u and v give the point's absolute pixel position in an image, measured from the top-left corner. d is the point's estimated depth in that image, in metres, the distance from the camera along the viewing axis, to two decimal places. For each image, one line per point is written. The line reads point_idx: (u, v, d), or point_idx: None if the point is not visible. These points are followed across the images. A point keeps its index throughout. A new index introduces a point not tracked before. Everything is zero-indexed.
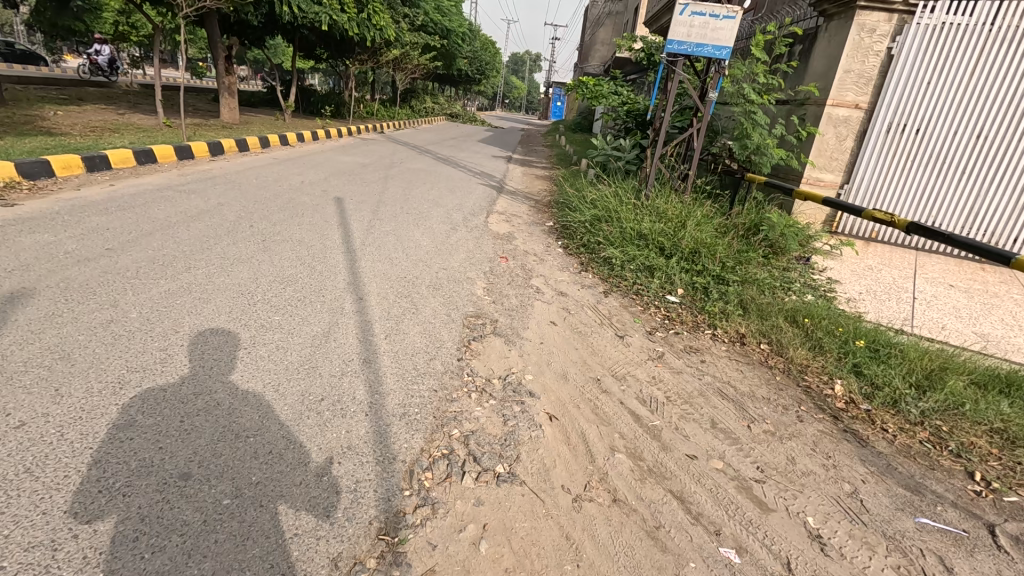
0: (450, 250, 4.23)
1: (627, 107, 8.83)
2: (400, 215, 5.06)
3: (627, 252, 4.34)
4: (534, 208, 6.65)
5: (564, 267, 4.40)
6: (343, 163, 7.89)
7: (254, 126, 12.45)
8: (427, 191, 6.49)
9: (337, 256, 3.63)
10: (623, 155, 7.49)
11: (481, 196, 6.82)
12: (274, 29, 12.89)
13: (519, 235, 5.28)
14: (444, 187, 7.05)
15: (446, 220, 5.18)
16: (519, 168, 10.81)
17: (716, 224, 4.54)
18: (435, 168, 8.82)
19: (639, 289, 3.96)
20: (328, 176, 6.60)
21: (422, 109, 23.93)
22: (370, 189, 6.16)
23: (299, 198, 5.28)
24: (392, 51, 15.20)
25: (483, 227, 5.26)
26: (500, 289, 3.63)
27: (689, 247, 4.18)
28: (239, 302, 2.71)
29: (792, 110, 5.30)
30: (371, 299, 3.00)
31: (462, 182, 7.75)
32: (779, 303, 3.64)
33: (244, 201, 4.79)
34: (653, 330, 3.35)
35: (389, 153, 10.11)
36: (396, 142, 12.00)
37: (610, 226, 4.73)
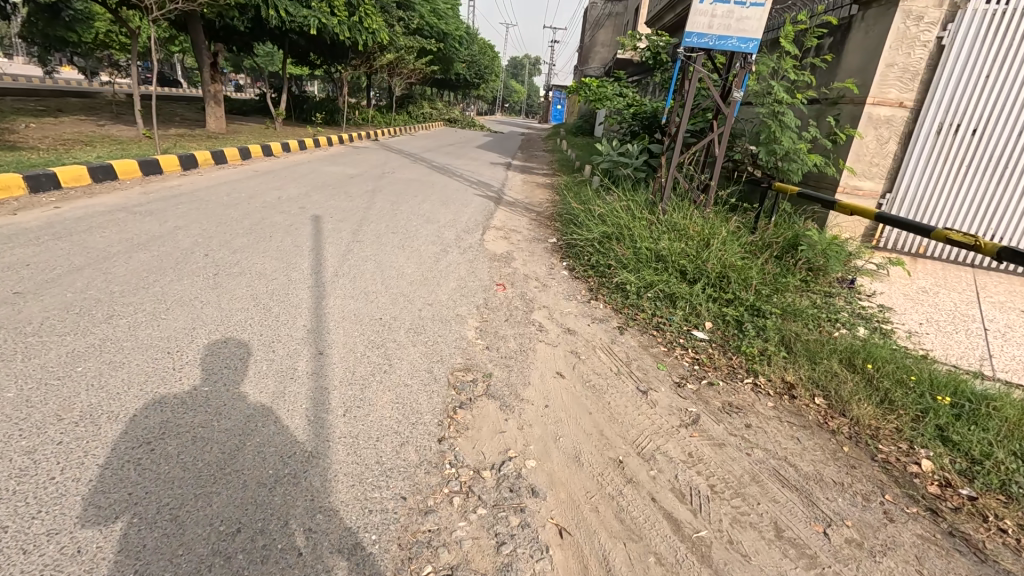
0: (439, 278, 3.65)
1: (633, 109, 8.28)
2: (385, 236, 4.49)
3: (644, 277, 3.76)
4: (536, 222, 6.06)
5: (571, 295, 3.82)
6: (331, 175, 7.35)
7: (241, 136, 11.94)
8: (418, 206, 5.91)
9: (301, 292, 3.06)
10: (631, 162, 6.94)
11: (477, 210, 6.24)
12: (262, 35, 12.39)
13: (519, 255, 4.70)
14: (437, 199, 6.47)
15: (436, 240, 4.60)
16: (519, 176, 10.22)
17: (745, 242, 3.95)
18: (429, 178, 8.23)
19: (660, 323, 3.38)
20: (310, 190, 6.04)
21: (419, 114, 23.42)
22: (356, 204, 5.60)
23: (273, 216, 4.71)
24: (386, 56, 14.69)
25: (477, 247, 4.69)
26: (496, 328, 3.05)
27: (716, 272, 3.60)
28: (161, 366, 2.13)
29: (823, 110, 4.71)
30: (334, 353, 2.42)
31: (458, 194, 7.17)
32: (830, 342, 3.04)
33: (206, 223, 4.23)
34: (681, 380, 2.77)
35: (382, 163, 9.55)
36: (391, 150, 11.48)
37: (622, 246, 4.16)
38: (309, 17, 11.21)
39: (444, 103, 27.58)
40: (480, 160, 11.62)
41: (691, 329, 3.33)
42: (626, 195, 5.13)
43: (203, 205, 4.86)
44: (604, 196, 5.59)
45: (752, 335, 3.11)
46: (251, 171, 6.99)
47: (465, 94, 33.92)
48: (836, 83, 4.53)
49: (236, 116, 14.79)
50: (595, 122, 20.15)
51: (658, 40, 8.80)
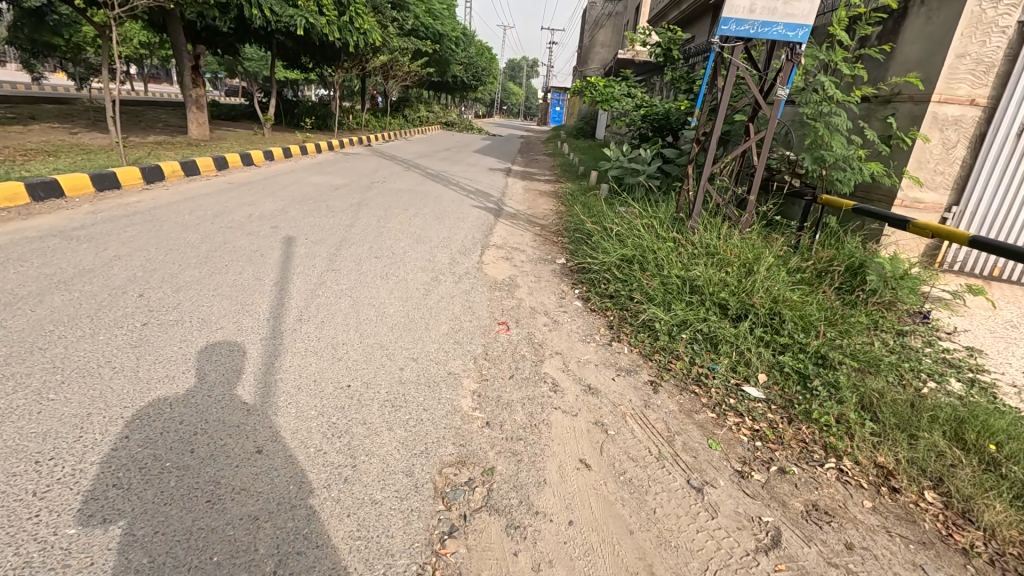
0: (428, 318, 3.00)
1: (643, 110, 7.69)
2: (366, 262, 3.85)
3: (677, 313, 3.12)
4: (541, 239, 5.40)
5: (587, 336, 3.17)
6: (315, 186, 6.71)
7: (226, 143, 11.31)
8: (408, 222, 5.26)
9: (251, 347, 2.42)
10: (645, 169, 6.35)
11: (475, 225, 5.59)
12: (247, 37, 11.79)
13: (522, 282, 4.05)
14: (431, 213, 5.81)
15: (427, 266, 3.96)
16: (520, 183, 9.57)
17: (794, 269, 3.31)
18: (424, 188, 7.58)
19: (702, 376, 2.73)
20: (287, 204, 5.40)
21: (416, 118, 22.81)
22: (339, 221, 4.97)
23: (240, 239, 4.07)
24: (379, 57, 14.08)
25: (475, 272, 4.04)
26: (499, 391, 2.40)
27: (765, 309, 2.96)
28: (18, 486, 1.49)
29: (875, 110, 4.05)
30: (278, 449, 1.77)
31: (453, 205, 6.52)
32: (926, 404, 2.38)
33: (155, 250, 3.58)
34: (741, 464, 2.12)
35: (373, 170, 8.90)
36: (384, 156, 10.88)
37: (647, 273, 3.52)
38: (295, 16, 10.58)
39: (441, 106, 26.99)
40: (479, 167, 10.95)
41: (742, 383, 2.68)
42: (646, 209, 4.49)
43: (159, 225, 4.23)
44: (619, 210, 4.94)
45: (824, 395, 2.46)
46: (226, 182, 6.35)
47: (463, 97, 33.34)
48: (892, 78, 3.86)
49: (223, 122, 14.17)
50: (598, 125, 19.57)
51: (669, 36, 8.14)
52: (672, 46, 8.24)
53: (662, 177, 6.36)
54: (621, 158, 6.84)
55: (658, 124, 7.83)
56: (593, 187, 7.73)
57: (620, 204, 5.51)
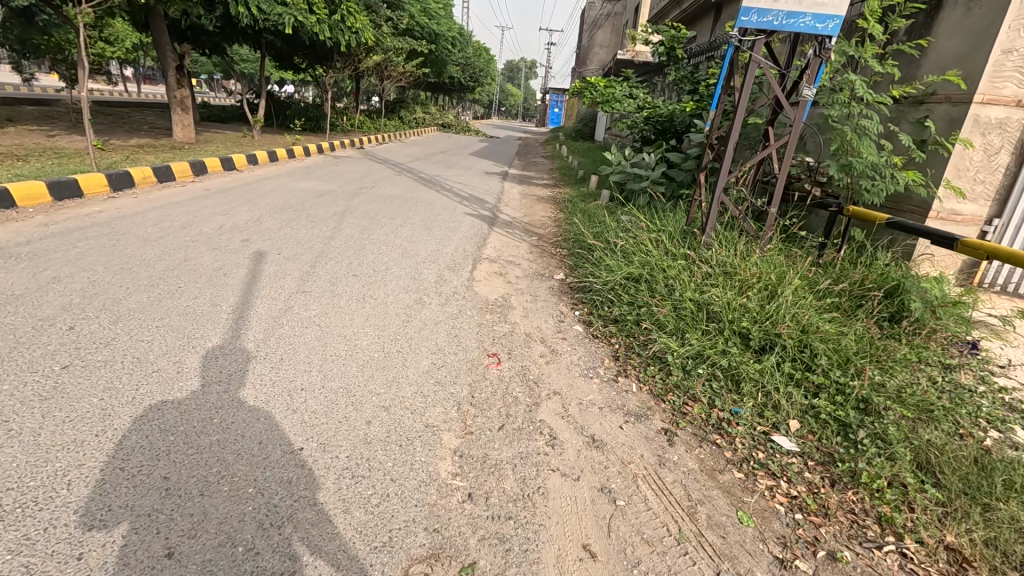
0: (406, 351, 2.62)
1: (646, 112, 7.33)
2: (343, 281, 3.46)
3: (692, 345, 2.74)
4: (538, 251, 5.01)
5: (589, 371, 2.78)
6: (299, 192, 6.32)
7: (212, 145, 10.91)
8: (394, 232, 4.87)
9: (187, 397, 2.02)
10: (649, 175, 5.98)
11: (467, 235, 5.19)
12: (235, 36, 11.40)
13: (517, 302, 3.66)
14: (421, 223, 5.41)
15: (411, 285, 3.57)
16: (517, 188, 9.18)
17: (823, 292, 2.93)
18: (415, 194, 7.18)
19: (725, 422, 2.35)
20: (264, 214, 5.01)
21: (412, 120, 22.45)
22: (320, 233, 4.58)
23: (204, 254, 3.68)
24: (373, 57, 13.69)
25: (464, 291, 3.65)
26: (485, 449, 2.01)
27: (793, 342, 2.59)
28: None
29: (905, 112, 3.67)
30: (195, 550, 1.38)
31: (445, 213, 6.13)
32: (996, 463, 1.99)
33: (102, 269, 3.19)
34: (780, 548, 1.72)
35: (363, 175, 8.50)
36: (376, 160, 10.50)
37: (656, 296, 3.14)
38: (284, 14, 10.20)
39: (438, 107, 26.62)
40: (474, 170, 10.56)
41: (771, 433, 2.30)
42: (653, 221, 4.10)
43: (116, 239, 3.83)
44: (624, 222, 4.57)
45: (872, 451, 2.07)
46: (202, 189, 5.96)
47: (460, 98, 32.98)
48: (927, 76, 3.47)
49: (212, 124, 13.78)
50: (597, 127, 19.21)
51: (672, 34, 7.77)
52: (675, 44, 7.88)
53: (667, 183, 5.99)
54: (621, 162, 6.52)
55: (661, 127, 7.48)
56: (593, 192, 7.38)
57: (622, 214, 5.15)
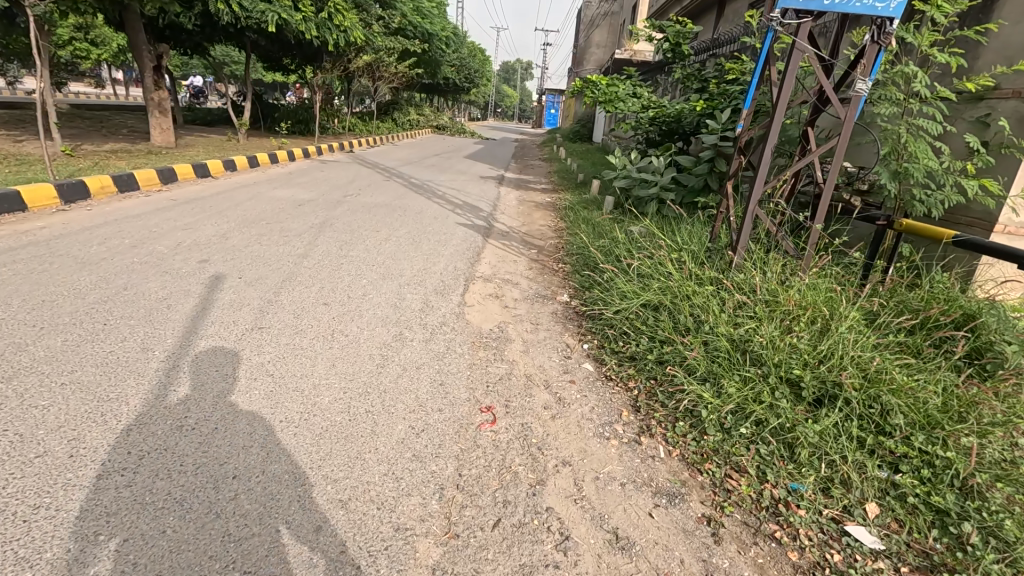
0: (379, 410, 2.10)
1: (651, 112, 6.84)
2: (310, 313, 2.94)
3: (732, 397, 2.23)
4: (538, 267, 4.49)
5: (605, 429, 2.27)
6: (276, 202, 5.78)
7: (193, 150, 10.36)
8: (376, 248, 4.34)
9: (72, 498, 1.49)
10: (657, 181, 5.51)
11: (458, 249, 4.67)
12: (216, 35, 10.86)
13: (514, 333, 3.14)
14: (407, 235, 4.89)
15: (391, 314, 3.05)
16: (513, 193, 8.66)
17: (885, 327, 2.43)
18: (403, 202, 6.64)
19: (782, 506, 1.85)
20: (231, 228, 4.48)
21: (405, 122, 21.91)
22: (291, 250, 4.05)
23: (150, 279, 3.16)
24: (362, 57, 13.16)
25: (453, 320, 3.13)
26: (476, 562, 1.50)
27: (859, 395, 2.09)
28: None
29: (964, 110, 3.17)
30: None
31: (435, 223, 5.60)
32: None
33: (18, 303, 2.66)
34: None
35: (349, 180, 7.97)
36: (366, 164, 9.99)
37: (681, 333, 2.65)
38: (266, 11, 9.66)
39: (431, 109, 26.08)
40: (468, 174, 10.03)
41: (843, 521, 1.80)
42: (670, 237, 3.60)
43: (49, 261, 3.30)
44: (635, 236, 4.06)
45: (989, 557, 1.56)
46: (168, 199, 5.42)
47: (455, 100, 32.45)
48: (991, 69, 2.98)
49: (195, 127, 13.21)
50: (595, 128, 18.76)
51: (677, 28, 7.27)
52: (681, 40, 7.39)
53: (678, 189, 5.52)
54: (626, 166, 6.05)
55: (667, 128, 7.01)
56: (596, 199, 6.90)
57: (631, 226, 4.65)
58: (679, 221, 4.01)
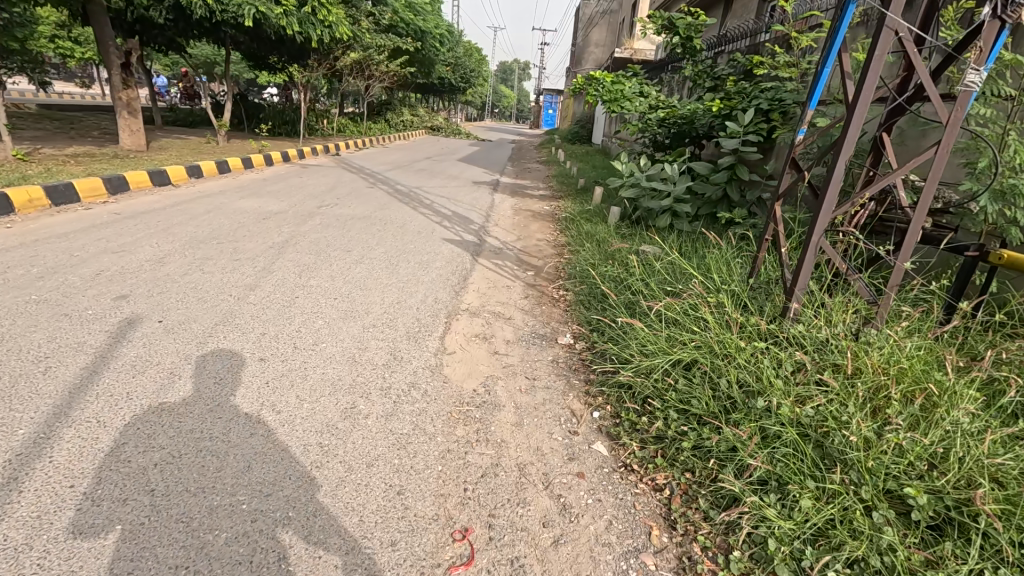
0: (298, 555, 1.43)
1: (660, 113, 6.17)
2: (240, 373, 2.27)
3: (808, 519, 1.58)
4: (536, 296, 3.81)
5: (628, 563, 1.60)
6: (238, 214, 5.10)
7: (166, 153, 9.69)
8: (342, 275, 3.66)
9: None
10: (670, 192, 4.85)
11: (442, 273, 4.00)
12: (192, 30, 10.17)
13: (504, 394, 2.47)
14: (383, 256, 4.21)
15: (345, 372, 2.38)
16: (509, 200, 7.97)
17: (1013, 414, 1.77)
18: (385, 212, 5.96)
19: None
20: (173, 249, 3.81)
21: (398, 123, 21.18)
22: (239, 280, 3.37)
23: (40, 326, 2.49)
24: (350, 54, 12.45)
25: (426, 378, 2.46)
26: None
27: (1006, 533, 1.43)
28: None
29: None
30: None
31: (418, 239, 4.92)
32: None
33: None
34: None
35: (329, 188, 7.29)
36: (351, 168, 9.31)
37: (725, 410, 2.00)
38: (242, 4, 8.96)
39: (426, 109, 25.36)
40: (460, 180, 9.34)
41: None
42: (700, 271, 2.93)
43: None
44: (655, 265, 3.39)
45: None
46: (112, 213, 4.74)
47: (451, 99, 31.71)
48: None
49: (174, 129, 12.51)
50: (595, 129, 18.10)
51: (688, 21, 6.59)
52: (693, 34, 6.71)
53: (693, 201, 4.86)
54: (635, 174, 5.36)
55: (678, 130, 6.34)
56: (601, 208, 6.23)
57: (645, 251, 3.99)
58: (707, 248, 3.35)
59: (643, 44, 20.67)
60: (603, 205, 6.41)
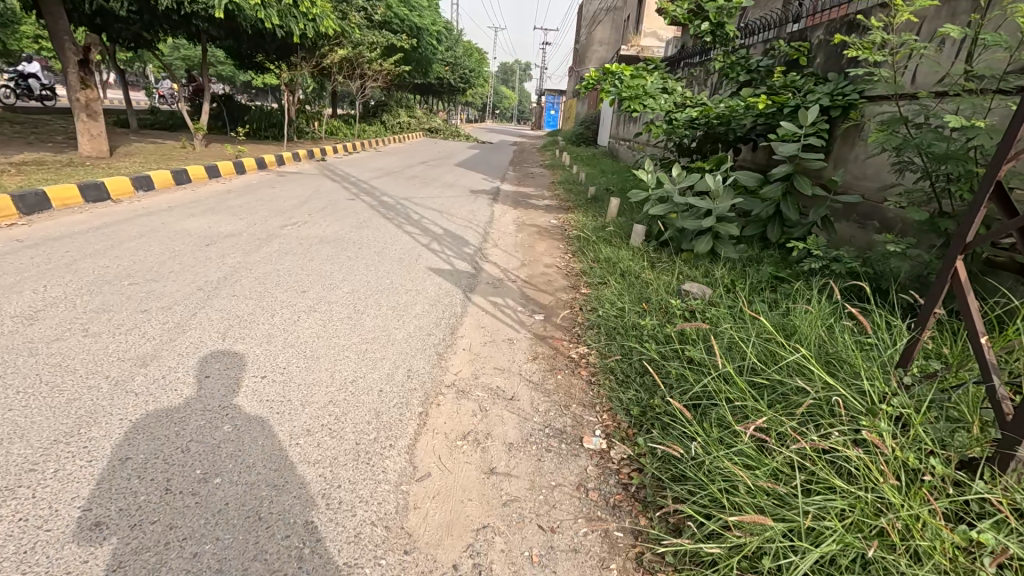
0: None
1: (689, 113, 5.21)
2: (43, 565, 1.30)
3: None
4: (548, 358, 2.83)
5: None
6: (177, 239, 4.13)
7: (131, 160, 8.75)
8: (283, 335, 2.68)
9: None
10: (712, 212, 3.92)
11: (423, 324, 3.02)
12: (160, 24, 9.23)
13: (505, 572, 1.49)
14: (348, 298, 3.24)
15: (236, 550, 1.41)
16: (511, 212, 6.99)
17: None
18: (363, 232, 4.98)
19: None
20: (62, 296, 2.85)
21: (393, 125, 20.21)
22: (130, 348, 2.39)
23: None
24: (338, 51, 11.50)
25: (376, 548, 1.49)
26: None
27: None
28: None
29: None
30: None
31: (397, 269, 3.95)
32: None
33: None
34: None
35: (304, 200, 6.33)
36: (334, 176, 8.37)
37: None
38: None
39: (424, 110, 24.36)
40: (456, 188, 8.39)
41: None
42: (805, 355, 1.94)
43: None
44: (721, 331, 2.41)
45: None
46: (14, 239, 3.77)
47: (450, 101, 30.69)
48: None
49: (149, 133, 11.60)
50: (602, 131, 17.15)
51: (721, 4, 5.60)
52: (725, 20, 5.73)
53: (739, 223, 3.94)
54: (665, 188, 4.40)
55: (709, 133, 5.38)
56: (620, 226, 5.26)
57: (695, 298, 3.01)
58: (797, 307, 2.36)
59: (651, 41, 19.68)
60: (621, 222, 5.42)
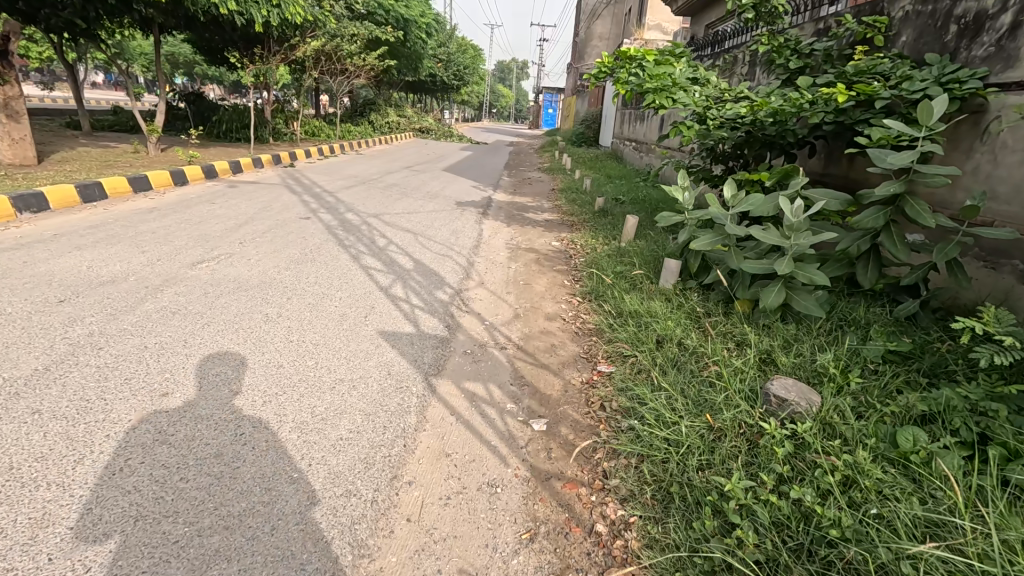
0: None
1: (732, 109, 3.99)
2: None
3: None
4: (555, 541, 1.61)
5: None
6: (23, 291, 2.90)
7: (61, 167, 7.49)
8: (65, 519, 1.46)
9: None
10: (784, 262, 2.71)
11: (346, 464, 1.81)
12: (97, 10, 7.98)
13: None
14: (232, 410, 2.01)
15: None
16: (504, 231, 5.78)
17: None
18: (303, 269, 3.75)
19: None
20: None
21: (380, 126, 18.87)
22: None
23: None
24: (310, 42, 10.27)
25: None
26: None
27: None
28: None
29: None
30: None
31: (332, 336, 2.73)
32: None
33: None
34: None
35: (248, 219, 5.11)
36: (298, 186, 7.15)
37: None
38: None
39: (414, 110, 23.04)
40: (440, 198, 7.18)
41: None
42: None
43: None
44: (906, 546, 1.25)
45: None
46: None
47: (443, 100, 29.35)
48: None
49: (101, 137, 10.35)
50: (605, 130, 15.97)
51: None
52: None
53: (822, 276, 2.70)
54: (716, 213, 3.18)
55: (757, 134, 4.17)
56: (642, 256, 4.04)
57: (799, 420, 1.83)
58: None
59: (654, 35, 18.53)
60: (643, 251, 4.20)
